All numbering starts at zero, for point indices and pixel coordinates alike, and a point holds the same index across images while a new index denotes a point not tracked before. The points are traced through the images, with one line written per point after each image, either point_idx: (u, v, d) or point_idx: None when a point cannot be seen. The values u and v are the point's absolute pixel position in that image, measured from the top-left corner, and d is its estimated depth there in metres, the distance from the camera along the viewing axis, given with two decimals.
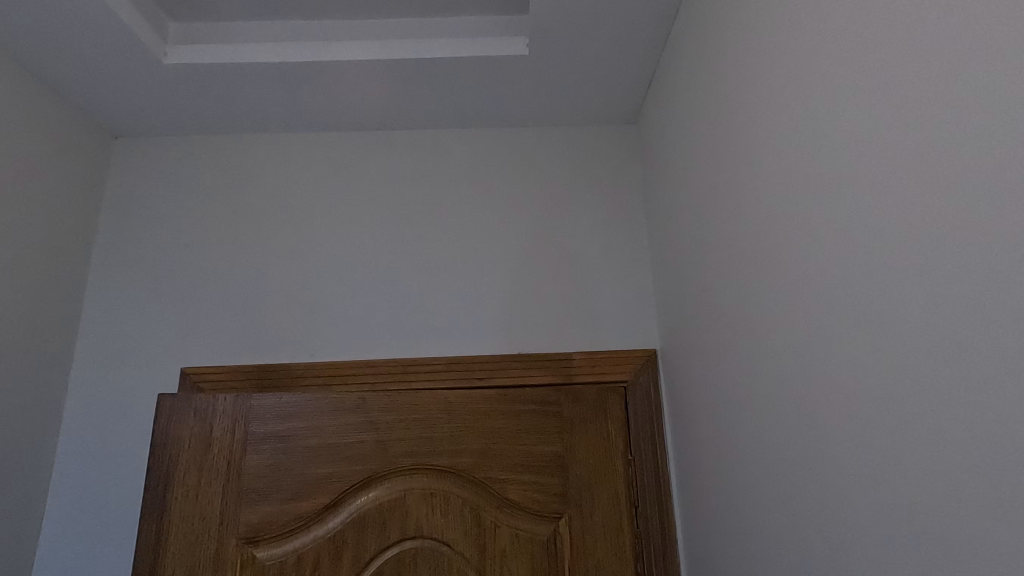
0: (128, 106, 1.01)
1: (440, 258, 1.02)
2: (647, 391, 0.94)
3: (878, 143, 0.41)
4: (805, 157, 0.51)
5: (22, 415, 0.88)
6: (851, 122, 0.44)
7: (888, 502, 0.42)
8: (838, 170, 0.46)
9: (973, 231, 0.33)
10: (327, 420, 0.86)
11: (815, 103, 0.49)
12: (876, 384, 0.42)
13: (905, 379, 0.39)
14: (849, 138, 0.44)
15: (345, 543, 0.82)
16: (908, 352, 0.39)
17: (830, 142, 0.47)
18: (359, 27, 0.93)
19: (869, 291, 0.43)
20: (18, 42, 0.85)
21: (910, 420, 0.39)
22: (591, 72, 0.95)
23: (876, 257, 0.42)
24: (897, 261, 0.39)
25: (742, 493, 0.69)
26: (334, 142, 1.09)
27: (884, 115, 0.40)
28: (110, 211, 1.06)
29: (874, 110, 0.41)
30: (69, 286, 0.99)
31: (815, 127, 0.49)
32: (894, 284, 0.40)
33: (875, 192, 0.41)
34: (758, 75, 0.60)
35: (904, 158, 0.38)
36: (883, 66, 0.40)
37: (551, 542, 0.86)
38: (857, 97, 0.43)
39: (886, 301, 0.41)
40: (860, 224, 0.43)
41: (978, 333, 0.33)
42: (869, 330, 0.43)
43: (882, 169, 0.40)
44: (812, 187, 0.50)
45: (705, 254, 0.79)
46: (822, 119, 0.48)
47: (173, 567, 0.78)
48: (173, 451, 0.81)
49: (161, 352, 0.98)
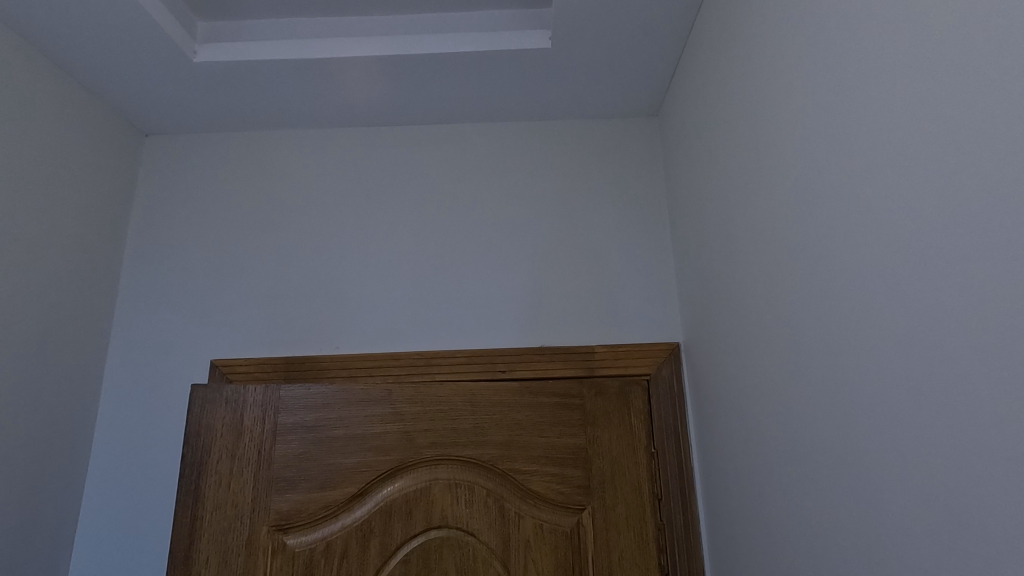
0: (156, 104, 1.03)
1: (461, 252, 1.02)
2: (670, 384, 0.94)
3: (915, 130, 0.40)
4: (836, 146, 0.51)
5: (60, 404, 0.91)
6: (884, 109, 0.44)
7: (922, 495, 0.41)
8: (869, 159, 0.46)
9: (1008, 222, 0.33)
10: (353, 411, 0.87)
11: (846, 91, 0.49)
12: (911, 373, 0.42)
13: (942, 369, 0.38)
14: (883, 126, 0.44)
15: (372, 531, 0.83)
16: (940, 343, 0.38)
17: (862, 130, 0.46)
18: (381, 24, 0.94)
19: (903, 280, 0.42)
20: (53, 42, 0.87)
21: (945, 410, 0.38)
22: (612, 66, 0.95)
23: (909, 246, 0.41)
24: (933, 250, 0.39)
25: (766, 489, 0.69)
26: (356, 138, 1.11)
27: (921, 101, 0.40)
28: (141, 207, 1.09)
29: (910, 96, 0.41)
30: (103, 280, 1.02)
31: (846, 117, 0.49)
32: (931, 273, 0.39)
33: (908, 180, 0.41)
34: (785, 65, 0.60)
35: (938, 146, 0.38)
36: (920, 53, 0.40)
37: (574, 533, 0.86)
38: (891, 85, 0.43)
39: (921, 290, 0.40)
40: (890, 215, 0.43)
41: (1010, 325, 0.33)
42: (902, 319, 0.42)
43: (918, 156, 0.40)
44: (840, 177, 0.50)
45: (728, 247, 0.78)
46: (854, 107, 0.48)
47: (207, 553, 0.80)
48: (205, 439, 0.83)
49: (190, 344, 1.00)
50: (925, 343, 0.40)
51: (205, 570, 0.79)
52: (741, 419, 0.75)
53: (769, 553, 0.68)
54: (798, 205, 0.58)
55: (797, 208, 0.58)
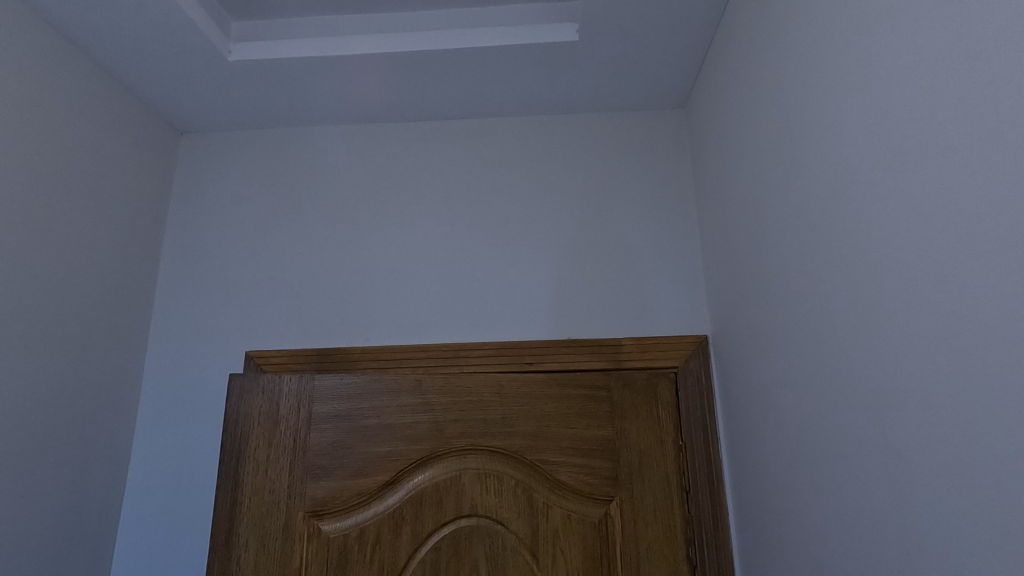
0: (191, 103, 1.06)
1: (485, 246, 1.03)
2: (698, 377, 0.94)
3: (960, 111, 0.39)
4: (869, 132, 0.50)
5: (106, 393, 0.96)
6: (924, 93, 0.43)
7: (954, 483, 0.41)
8: (902, 146, 0.45)
9: None
10: (384, 401, 0.89)
11: (876, 78, 0.48)
12: (944, 360, 0.41)
13: (984, 354, 0.38)
14: (921, 109, 0.43)
15: (404, 519, 0.85)
16: (970, 330, 0.39)
17: (898, 114, 0.46)
18: (407, 20, 0.95)
19: (944, 264, 0.41)
20: (96, 45, 0.91)
21: (981, 398, 0.38)
22: (638, 58, 0.94)
23: (954, 231, 0.40)
24: (974, 235, 0.38)
25: (793, 479, 0.68)
26: (382, 134, 1.12)
27: (965, 81, 0.39)
28: (177, 203, 1.13)
29: (953, 75, 0.40)
30: (143, 275, 1.05)
31: (879, 101, 0.48)
32: (970, 260, 0.39)
33: (944, 168, 0.41)
34: (813, 54, 0.59)
35: (975, 134, 0.38)
36: (964, 33, 0.39)
37: (602, 524, 0.87)
38: (929, 68, 0.42)
39: (955, 276, 0.40)
40: (924, 203, 0.43)
41: None
42: (937, 307, 0.42)
43: (962, 136, 0.39)
44: (872, 165, 0.49)
45: (756, 238, 0.77)
46: (888, 91, 0.47)
47: (246, 536, 0.83)
48: (244, 427, 0.86)
49: (226, 336, 1.03)
50: (956, 329, 0.40)
51: (245, 554, 0.82)
52: (769, 411, 0.75)
53: (797, 546, 0.68)
54: (827, 193, 0.57)
55: (825, 196, 0.58)
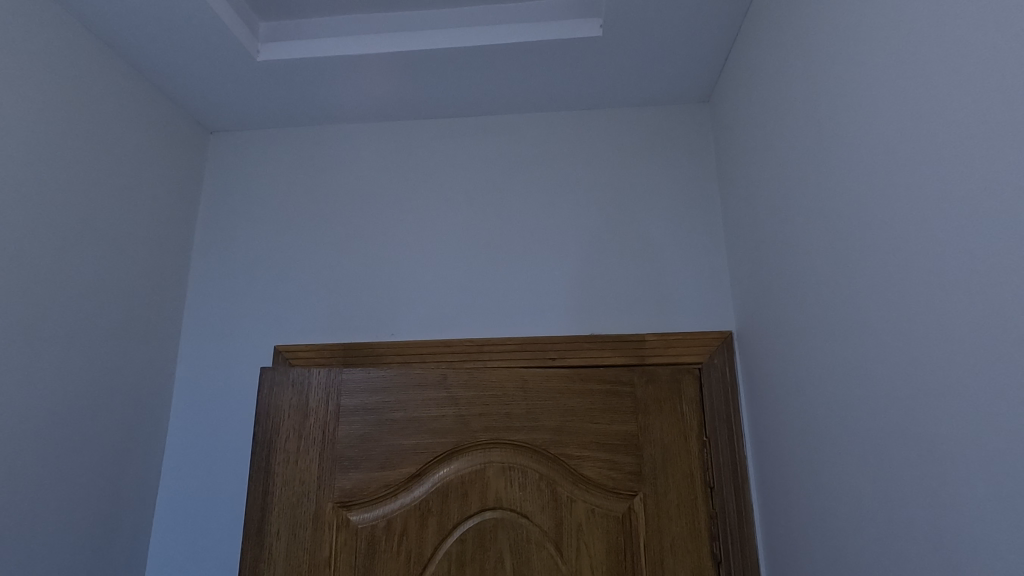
0: (218, 103, 1.09)
1: (506, 241, 1.04)
2: (722, 373, 0.93)
3: (988, 104, 0.39)
4: (898, 122, 0.49)
5: (142, 386, 0.99)
6: (958, 82, 0.42)
7: (975, 479, 0.41)
8: (927, 141, 0.45)
9: None
10: (410, 395, 0.90)
11: (902, 71, 0.48)
12: (967, 356, 0.41)
13: (1008, 351, 0.38)
14: (954, 97, 0.42)
15: (429, 511, 0.86)
16: (993, 326, 0.39)
17: (928, 104, 0.45)
18: (426, 19, 0.96)
19: (969, 261, 0.41)
20: (130, 48, 0.94)
21: (1001, 394, 0.38)
22: (658, 54, 0.94)
23: (982, 225, 0.40)
24: (999, 230, 0.38)
25: (817, 476, 0.68)
26: (404, 130, 1.14)
27: (993, 75, 0.38)
28: (207, 201, 1.16)
29: (983, 67, 0.39)
30: (175, 270, 1.09)
31: (904, 94, 0.48)
32: (995, 256, 0.38)
33: (970, 162, 0.41)
34: (838, 47, 0.59)
35: (1001, 129, 0.38)
36: (998, 22, 0.38)
37: (625, 519, 0.87)
38: (955, 61, 0.42)
39: (980, 272, 0.40)
40: (949, 199, 0.43)
41: None
42: (960, 304, 0.42)
43: (995, 126, 0.38)
44: (896, 159, 0.49)
45: (781, 233, 0.77)
46: (916, 82, 0.46)
47: (278, 525, 0.85)
48: (274, 419, 0.88)
49: (254, 331, 1.06)
50: (979, 325, 0.40)
51: (276, 542, 0.84)
52: (793, 407, 0.74)
53: (820, 542, 0.68)
54: (852, 188, 0.57)
55: (851, 189, 0.57)
